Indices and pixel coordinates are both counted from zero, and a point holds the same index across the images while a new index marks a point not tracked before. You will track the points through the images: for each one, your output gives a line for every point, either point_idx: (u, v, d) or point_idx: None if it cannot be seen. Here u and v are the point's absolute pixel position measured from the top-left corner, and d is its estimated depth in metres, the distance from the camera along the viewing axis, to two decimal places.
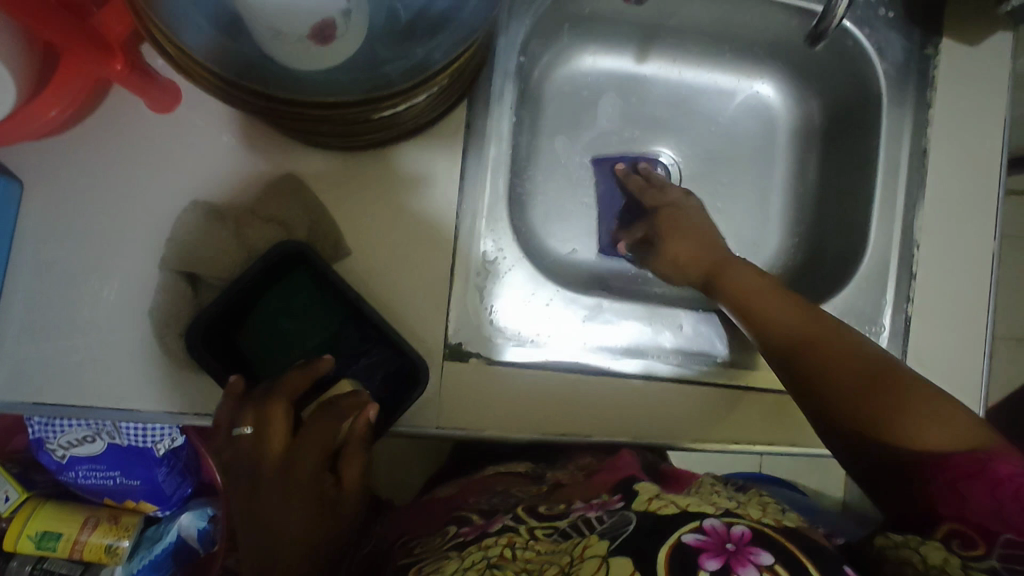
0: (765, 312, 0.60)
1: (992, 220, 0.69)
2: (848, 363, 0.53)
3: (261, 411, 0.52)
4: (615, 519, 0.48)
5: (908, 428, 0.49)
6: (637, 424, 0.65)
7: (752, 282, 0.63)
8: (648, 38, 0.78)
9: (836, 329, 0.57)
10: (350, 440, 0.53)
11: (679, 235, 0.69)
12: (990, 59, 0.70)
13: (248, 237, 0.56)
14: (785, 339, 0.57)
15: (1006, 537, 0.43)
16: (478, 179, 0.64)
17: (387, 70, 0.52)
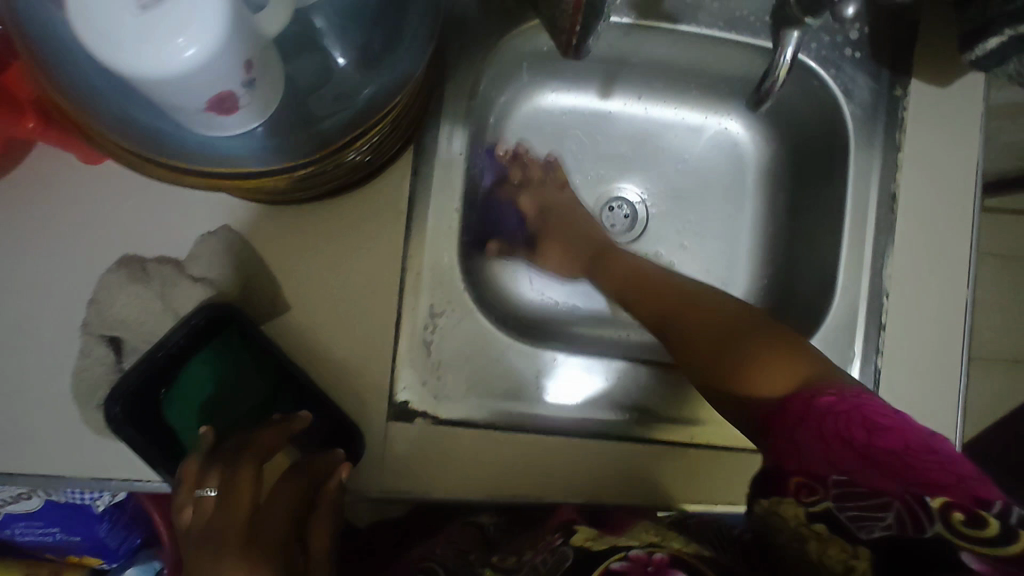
0: (635, 289, 0.62)
1: (965, 267, 0.66)
2: (698, 326, 0.56)
3: (229, 472, 0.48)
4: (554, 558, 0.51)
5: (747, 377, 0.50)
6: (591, 486, 0.62)
7: (628, 269, 0.65)
8: (612, 76, 0.75)
9: (692, 296, 0.58)
10: (325, 495, 0.51)
11: (550, 242, 0.70)
12: (962, 101, 0.67)
13: (176, 298, 0.54)
14: (648, 304, 0.60)
15: (836, 478, 0.43)
16: (424, 229, 0.62)
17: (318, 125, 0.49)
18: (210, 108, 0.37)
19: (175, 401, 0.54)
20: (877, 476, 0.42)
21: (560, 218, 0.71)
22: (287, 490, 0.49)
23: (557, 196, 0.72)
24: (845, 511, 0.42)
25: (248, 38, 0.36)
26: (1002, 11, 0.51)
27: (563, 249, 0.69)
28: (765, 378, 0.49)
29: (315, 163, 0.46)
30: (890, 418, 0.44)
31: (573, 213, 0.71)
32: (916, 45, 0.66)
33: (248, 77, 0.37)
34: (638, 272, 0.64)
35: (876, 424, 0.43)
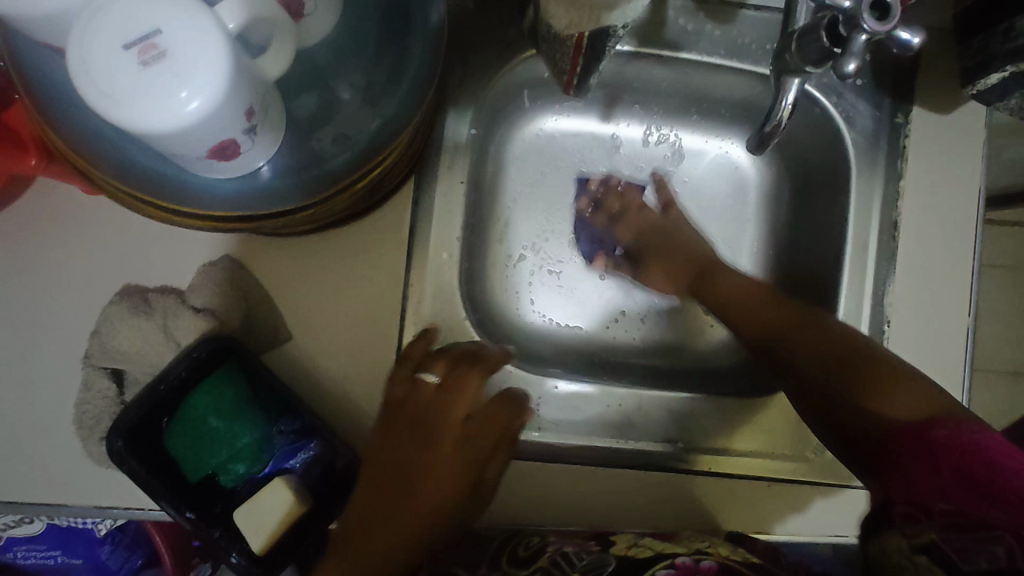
0: (739, 310, 0.62)
1: (968, 293, 0.66)
2: (809, 354, 0.55)
3: (454, 373, 0.59)
4: (593, 559, 0.55)
5: (874, 399, 0.50)
6: (594, 513, 0.62)
7: (733, 284, 0.64)
8: (614, 100, 0.75)
9: (808, 319, 0.58)
10: (510, 431, 0.58)
11: (654, 258, 0.72)
12: (964, 129, 0.67)
13: (176, 330, 0.54)
14: (759, 332, 0.60)
15: (943, 507, 0.44)
16: (425, 256, 0.61)
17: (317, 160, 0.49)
18: (212, 156, 0.37)
19: (176, 433, 0.53)
20: (997, 511, 0.42)
21: (661, 238, 0.72)
22: (484, 418, 0.58)
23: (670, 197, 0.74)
24: (950, 541, 0.43)
25: (250, 88, 0.36)
26: (1002, 48, 0.52)
27: (665, 268, 0.71)
28: (887, 405, 0.50)
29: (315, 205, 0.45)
30: (1017, 461, 0.43)
31: (669, 226, 0.72)
32: (918, 72, 0.66)
33: (249, 124, 0.37)
34: (746, 291, 0.63)
35: (1005, 465, 0.43)
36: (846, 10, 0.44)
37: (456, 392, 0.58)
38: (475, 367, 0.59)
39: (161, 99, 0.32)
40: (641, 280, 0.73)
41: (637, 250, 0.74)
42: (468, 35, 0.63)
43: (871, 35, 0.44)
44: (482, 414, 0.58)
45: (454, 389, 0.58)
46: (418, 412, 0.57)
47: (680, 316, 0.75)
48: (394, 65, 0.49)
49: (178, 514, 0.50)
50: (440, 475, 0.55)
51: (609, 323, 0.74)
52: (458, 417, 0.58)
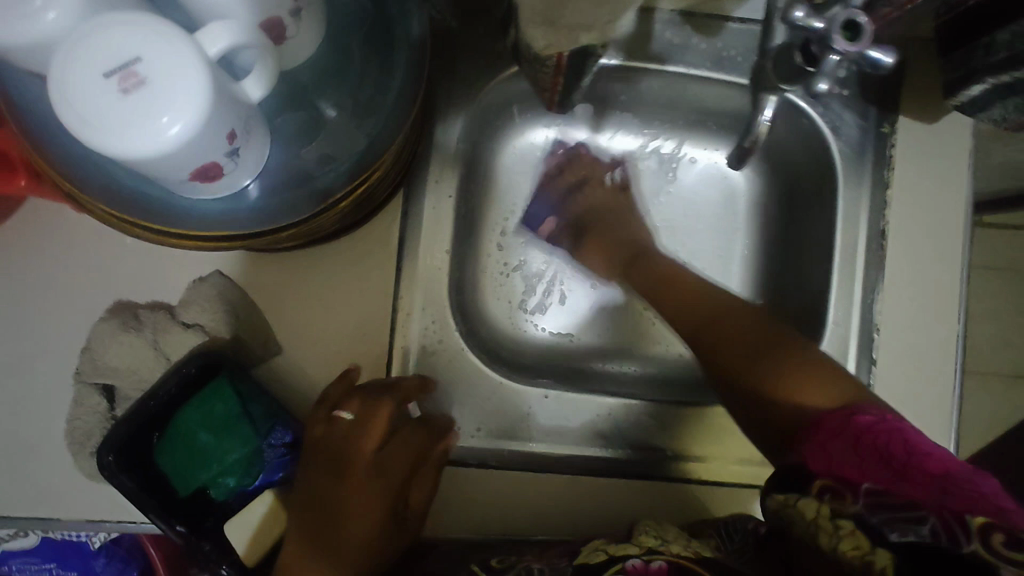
0: (672, 300, 0.60)
1: (956, 299, 0.66)
2: (740, 342, 0.54)
3: (367, 405, 0.54)
4: None
5: (794, 388, 0.49)
6: (580, 522, 0.62)
7: (663, 269, 0.63)
8: (603, 110, 0.75)
9: (726, 308, 0.57)
10: (434, 459, 0.56)
11: (594, 240, 0.69)
12: (951, 139, 0.67)
13: (166, 345, 0.54)
14: (688, 318, 0.58)
15: (869, 485, 0.42)
16: (415, 270, 0.62)
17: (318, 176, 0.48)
18: (195, 179, 0.38)
19: (168, 448, 0.54)
20: (917, 488, 0.41)
21: (603, 219, 0.70)
22: (399, 448, 0.55)
23: (602, 196, 0.71)
24: (877, 513, 0.41)
25: (231, 112, 0.36)
26: (983, 62, 0.52)
27: (603, 247, 0.69)
28: (803, 388, 0.49)
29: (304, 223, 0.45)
30: (931, 447, 0.43)
31: (618, 208, 0.71)
32: (905, 83, 0.66)
33: (232, 146, 0.38)
34: (675, 273, 0.62)
35: (914, 444, 0.43)
36: (818, 32, 0.44)
37: (369, 427, 0.54)
38: (387, 395, 0.55)
39: (143, 126, 0.32)
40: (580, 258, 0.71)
41: (580, 223, 0.71)
42: (455, 50, 0.64)
43: (842, 56, 0.44)
44: (397, 444, 0.55)
45: (359, 425, 0.54)
46: (329, 457, 0.53)
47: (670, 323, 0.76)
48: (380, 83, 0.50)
49: (167, 528, 0.51)
50: (356, 522, 0.51)
51: (602, 331, 0.75)
52: (369, 453, 0.54)
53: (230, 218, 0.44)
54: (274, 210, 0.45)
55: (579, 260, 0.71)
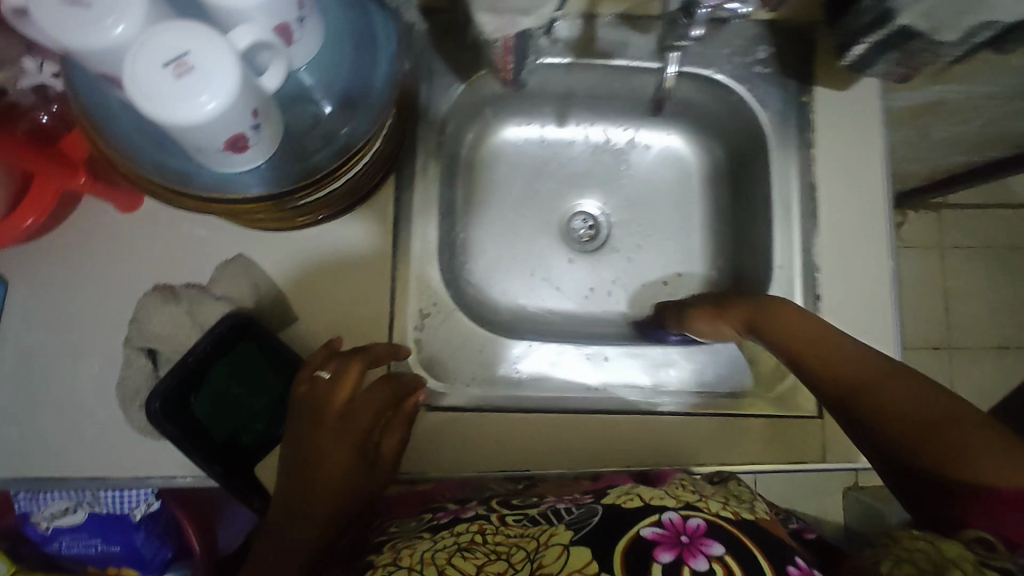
0: (818, 362, 0.56)
1: (883, 239, 0.76)
2: (906, 408, 0.50)
3: (341, 365, 0.61)
4: (582, 511, 0.55)
5: (966, 463, 0.47)
6: (575, 454, 0.69)
7: (812, 327, 0.59)
8: (566, 106, 0.87)
9: (895, 374, 0.52)
10: (405, 409, 0.63)
11: (730, 307, 0.67)
12: (862, 101, 0.78)
13: (201, 314, 0.64)
14: (834, 385, 0.55)
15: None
16: (410, 245, 0.72)
17: (321, 152, 0.58)
18: (228, 149, 0.48)
19: (204, 400, 0.62)
20: None
21: (742, 305, 0.66)
22: (370, 401, 0.61)
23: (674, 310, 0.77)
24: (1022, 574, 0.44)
25: (254, 94, 0.46)
26: (854, 26, 0.62)
27: (749, 314, 0.64)
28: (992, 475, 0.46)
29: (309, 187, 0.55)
30: None
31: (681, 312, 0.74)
32: (816, 57, 0.78)
33: (255, 122, 0.48)
34: (814, 335, 0.58)
35: None
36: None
37: (340, 384, 0.60)
38: (358, 355, 0.62)
39: (188, 102, 0.43)
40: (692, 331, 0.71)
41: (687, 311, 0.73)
42: (431, 58, 0.75)
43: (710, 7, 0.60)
44: (364, 397, 0.61)
45: (332, 382, 0.60)
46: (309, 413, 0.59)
47: (645, 291, 0.88)
48: (360, 68, 0.58)
49: (207, 466, 0.60)
50: (332, 466, 0.58)
51: (589, 303, 0.88)
52: (341, 404, 0.60)
53: (251, 185, 0.54)
54: (286, 175, 0.55)
55: (692, 324, 0.71)
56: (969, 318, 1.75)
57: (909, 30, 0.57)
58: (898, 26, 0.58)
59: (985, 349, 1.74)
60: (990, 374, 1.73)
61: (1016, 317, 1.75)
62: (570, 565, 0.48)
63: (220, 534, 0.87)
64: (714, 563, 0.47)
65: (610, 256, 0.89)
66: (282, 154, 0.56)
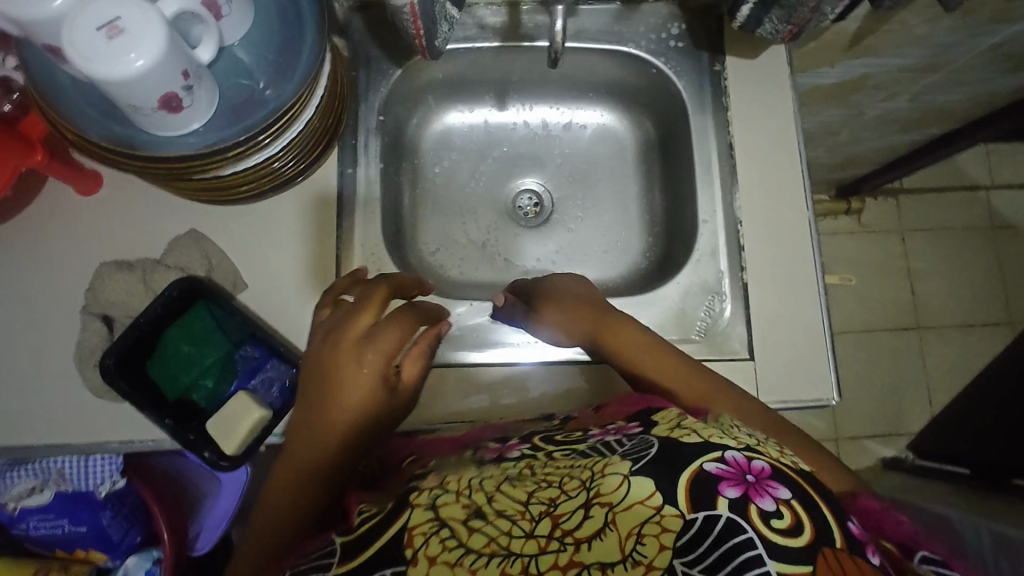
0: (653, 375, 0.67)
1: (800, 190, 0.81)
2: (742, 423, 0.63)
3: (366, 291, 0.66)
4: (635, 442, 0.54)
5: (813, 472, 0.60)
6: (522, 404, 0.75)
7: (644, 342, 0.68)
8: (503, 91, 0.93)
9: (720, 390, 0.66)
10: (424, 340, 0.64)
11: (563, 305, 0.71)
12: (771, 67, 0.84)
13: (153, 281, 0.69)
14: (679, 399, 0.65)
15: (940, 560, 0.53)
16: (354, 216, 0.77)
17: (255, 113, 0.62)
18: (162, 108, 0.54)
19: (155, 362, 0.66)
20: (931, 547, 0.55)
21: (577, 305, 0.71)
22: (383, 338, 0.60)
23: (574, 286, 0.73)
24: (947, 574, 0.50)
25: (183, 57, 0.52)
26: None
27: (567, 325, 0.71)
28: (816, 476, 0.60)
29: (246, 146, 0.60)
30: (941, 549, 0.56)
31: (580, 294, 0.72)
32: (725, 29, 0.84)
33: (186, 83, 0.54)
34: (648, 348, 0.68)
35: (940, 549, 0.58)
36: None
37: (360, 317, 0.61)
38: (378, 288, 0.65)
39: (119, 61, 0.49)
40: (542, 323, 0.72)
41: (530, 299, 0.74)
42: (368, 47, 0.81)
43: None
44: (388, 323, 0.61)
45: (348, 316, 0.60)
46: (327, 352, 0.59)
47: (589, 258, 0.93)
48: (289, 41, 0.64)
49: (159, 420, 0.62)
50: (344, 413, 0.59)
51: (537, 271, 0.93)
52: (362, 329, 0.60)
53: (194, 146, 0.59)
54: (225, 136, 0.60)
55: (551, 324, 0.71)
56: (935, 297, 1.78)
57: None
58: None
59: (953, 326, 1.77)
60: (959, 352, 1.76)
61: (980, 294, 1.78)
62: (632, 496, 0.48)
63: (190, 524, 0.88)
64: (782, 506, 0.46)
65: (555, 229, 0.95)
66: (220, 118, 0.62)
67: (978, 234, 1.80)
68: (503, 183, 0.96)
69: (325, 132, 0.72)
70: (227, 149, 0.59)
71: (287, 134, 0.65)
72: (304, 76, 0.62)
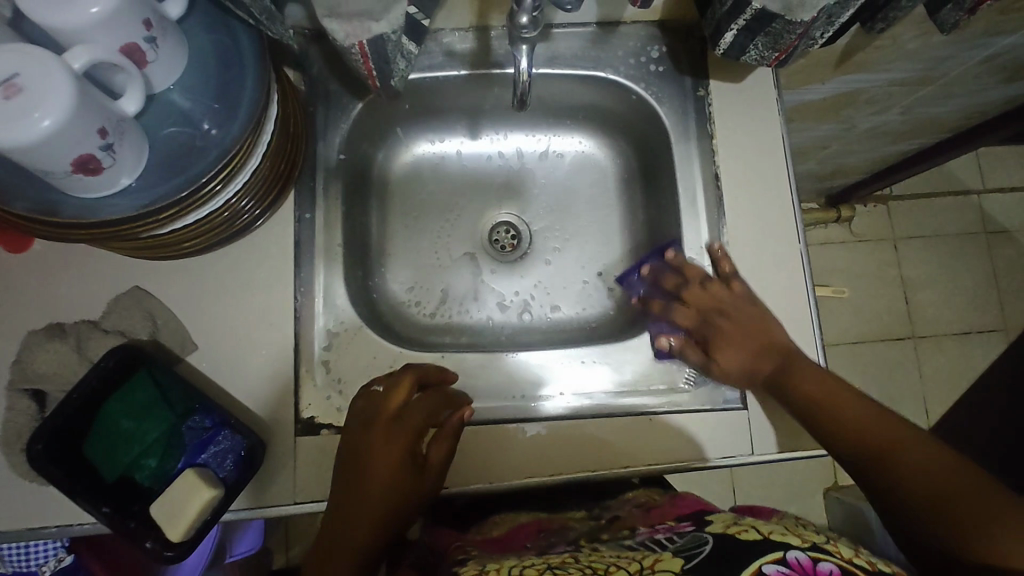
0: (832, 417, 0.64)
1: (791, 223, 0.76)
2: (927, 475, 0.58)
3: (393, 377, 0.66)
4: (687, 539, 0.55)
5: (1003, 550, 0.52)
6: (497, 468, 0.69)
7: (813, 386, 0.65)
8: (475, 119, 0.88)
9: (911, 440, 0.61)
10: (449, 427, 0.64)
11: (725, 344, 0.70)
12: (757, 91, 0.79)
13: (88, 347, 0.63)
14: (855, 446, 0.62)
15: None
16: (312, 265, 0.71)
17: (194, 166, 0.56)
18: (76, 170, 0.48)
19: (91, 440, 0.60)
20: None
21: (736, 337, 0.70)
22: (414, 415, 0.64)
23: (711, 309, 0.72)
24: None
25: (99, 114, 0.47)
26: (718, 14, 0.65)
27: (743, 360, 0.69)
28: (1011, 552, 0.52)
29: (182, 205, 0.54)
30: None
31: (738, 318, 0.70)
32: (709, 52, 0.79)
33: (105, 142, 0.48)
34: (825, 390, 0.65)
35: None
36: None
37: (391, 397, 0.64)
38: (408, 371, 0.66)
39: (20, 124, 0.43)
40: (711, 364, 0.71)
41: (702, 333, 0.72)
42: (327, 79, 0.75)
43: None
44: (414, 411, 0.64)
45: (372, 406, 0.64)
46: (360, 434, 0.63)
47: (571, 295, 0.87)
48: (228, 84, 0.58)
49: (94, 509, 0.57)
50: (372, 496, 0.60)
51: (515, 310, 0.87)
52: (388, 416, 0.63)
53: (123, 207, 0.54)
54: (160, 195, 0.55)
55: (716, 363, 0.70)
56: (930, 306, 1.74)
57: (766, 11, 0.59)
58: (755, 9, 0.60)
59: (949, 336, 1.73)
60: (955, 363, 1.72)
61: (975, 302, 1.75)
62: None
63: None
64: None
65: (534, 264, 0.89)
66: (154, 175, 0.56)
67: (971, 241, 1.77)
68: (480, 219, 0.90)
69: (278, 179, 0.66)
70: (164, 211, 0.53)
71: (233, 184, 0.59)
72: (248, 124, 0.56)
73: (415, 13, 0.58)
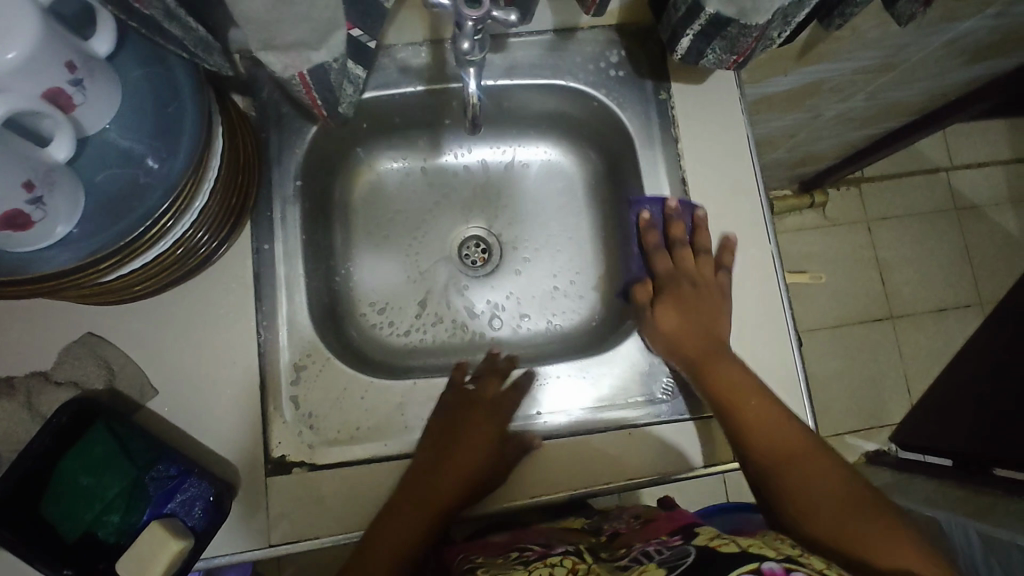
0: (747, 414, 0.65)
1: (760, 224, 0.75)
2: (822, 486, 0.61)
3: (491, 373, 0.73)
4: (672, 552, 0.54)
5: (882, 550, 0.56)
6: None
7: (732, 377, 0.66)
8: (437, 133, 0.86)
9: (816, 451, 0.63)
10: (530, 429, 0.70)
11: (666, 299, 0.72)
12: (719, 91, 0.78)
13: (39, 403, 0.60)
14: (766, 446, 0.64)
15: None
16: (273, 297, 0.69)
17: (137, 209, 0.54)
18: (5, 227, 0.46)
19: (49, 499, 0.58)
20: None
21: (683, 296, 0.71)
22: (499, 409, 0.70)
23: (685, 272, 0.73)
24: None
25: (20, 166, 0.45)
26: (674, 20, 0.64)
27: (677, 321, 0.70)
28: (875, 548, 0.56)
29: (125, 252, 0.52)
30: None
31: (697, 289, 0.72)
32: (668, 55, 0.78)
33: (32, 195, 0.46)
34: (747, 391, 0.66)
35: None
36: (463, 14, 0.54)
37: (487, 390, 0.71)
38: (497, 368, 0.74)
39: None
40: (649, 323, 0.72)
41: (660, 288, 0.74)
42: (278, 104, 0.73)
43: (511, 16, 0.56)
44: (509, 399, 0.71)
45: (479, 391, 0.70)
46: (460, 423, 0.68)
47: (544, 307, 0.86)
48: (169, 120, 0.56)
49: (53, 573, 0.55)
50: (460, 472, 0.65)
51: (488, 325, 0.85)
52: (489, 403, 0.70)
53: (63, 260, 0.51)
54: (101, 242, 0.52)
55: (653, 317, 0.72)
56: (907, 285, 1.76)
57: (719, 16, 0.58)
58: (709, 14, 0.59)
59: (926, 314, 1.75)
60: (934, 339, 1.74)
61: (950, 278, 1.77)
62: None
63: None
64: None
65: (506, 276, 0.87)
66: (95, 222, 0.53)
67: (943, 218, 1.79)
68: (447, 233, 0.88)
69: (231, 211, 0.63)
70: (106, 261, 0.51)
71: (182, 224, 0.57)
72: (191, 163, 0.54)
73: (359, 36, 0.56)
